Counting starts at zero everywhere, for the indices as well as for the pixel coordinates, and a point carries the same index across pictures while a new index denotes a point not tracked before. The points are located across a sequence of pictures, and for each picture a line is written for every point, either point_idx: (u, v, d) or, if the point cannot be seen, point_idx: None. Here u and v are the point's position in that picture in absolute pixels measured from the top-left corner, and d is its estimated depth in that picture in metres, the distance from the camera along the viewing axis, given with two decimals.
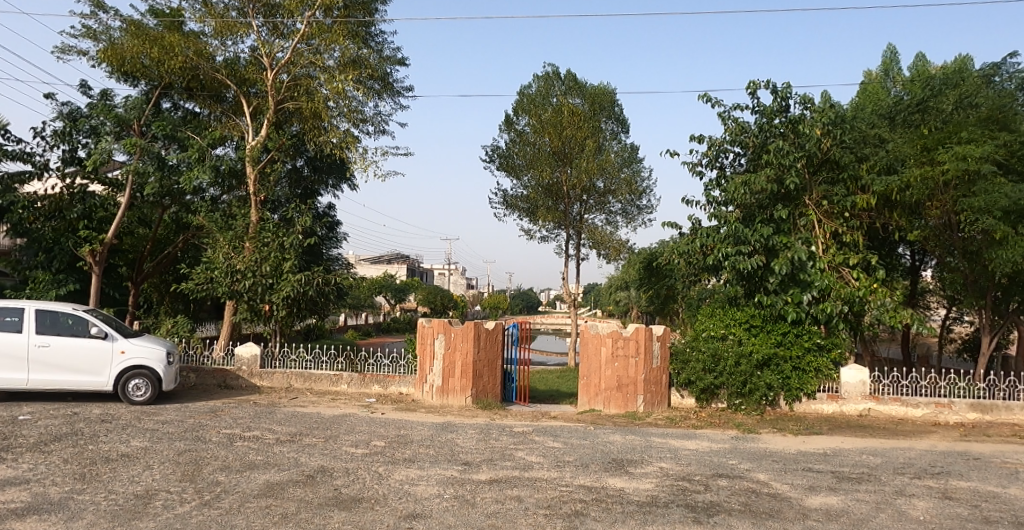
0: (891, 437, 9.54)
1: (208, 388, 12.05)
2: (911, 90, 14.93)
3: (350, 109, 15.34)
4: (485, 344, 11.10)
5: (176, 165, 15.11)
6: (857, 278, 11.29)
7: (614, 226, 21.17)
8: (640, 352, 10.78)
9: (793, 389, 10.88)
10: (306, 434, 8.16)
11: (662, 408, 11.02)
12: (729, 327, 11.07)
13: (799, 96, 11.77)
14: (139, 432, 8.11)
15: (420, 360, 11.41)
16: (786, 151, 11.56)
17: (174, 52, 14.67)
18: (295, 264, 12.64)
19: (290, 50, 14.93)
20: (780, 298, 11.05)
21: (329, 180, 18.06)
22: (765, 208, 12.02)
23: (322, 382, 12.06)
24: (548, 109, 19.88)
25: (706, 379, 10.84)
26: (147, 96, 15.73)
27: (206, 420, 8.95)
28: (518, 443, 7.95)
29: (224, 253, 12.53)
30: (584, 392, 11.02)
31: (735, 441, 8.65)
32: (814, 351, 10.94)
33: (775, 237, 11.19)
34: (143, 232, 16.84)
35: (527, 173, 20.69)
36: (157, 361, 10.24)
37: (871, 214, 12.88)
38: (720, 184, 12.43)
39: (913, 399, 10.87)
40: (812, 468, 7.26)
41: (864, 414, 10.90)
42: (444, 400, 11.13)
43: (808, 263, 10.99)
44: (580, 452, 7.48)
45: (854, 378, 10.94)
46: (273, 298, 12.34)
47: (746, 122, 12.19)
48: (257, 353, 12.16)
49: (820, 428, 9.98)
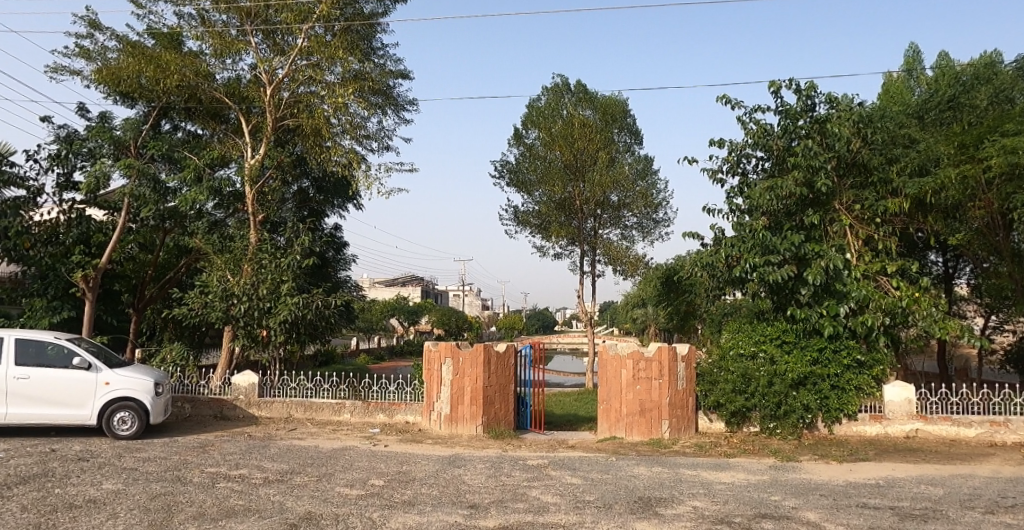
0: (947, 463, 8.58)
1: (203, 419, 11.36)
2: (940, 88, 14.15)
3: (353, 125, 14.77)
4: (495, 369, 10.34)
5: (173, 186, 14.62)
6: (897, 287, 10.42)
7: (630, 241, 20.38)
8: (664, 374, 9.95)
9: (833, 410, 9.96)
10: (297, 472, 7.41)
11: (689, 434, 10.15)
12: (760, 344, 10.22)
13: (824, 94, 11.01)
14: (115, 472, 7.40)
15: (426, 387, 10.62)
16: (815, 152, 10.75)
17: (170, 70, 14.20)
18: (294, 287, 11.99)
19: (289, 65, 14.39)
20: (815, 310, 10.18)
21: (335, 200, 17.52)
22: (793, 215, 11.19)
23: (323, 411, 11.33)
24: (558, 122, 19.20)
25: (737, 401, 9.98)
26: (146, 117, 15.35)
27: (192, 457, 8.23)
28: (532, 479, 7.13)
29: (219, 276, 11.88)
30: (604, 418, 10.18)
31: (775, 472, 7.75)
32: (854, 369, 10.04)
33: (806, 245, 10.37)
34: (144, 257, 16.33)
35: (538, 189, 19.98)
36: (145, 393, 9.56)
37: (904, 219, 12.42)
38: (743, 190, 11.62)
39: (965, 418, 9.93)
40: (868, 504, 6.38)
41: (912, 436, 9.97)
42: (453, 429, 10.33)
43: (844, 272, 10.17)
44: (602, 489, 6.66)
45: (899, 396, 10.02)
46: (270, 323, 11.63)
47: (769, 124, 11.39)
48: (255, 381, 11.48)
49: (866, 454, 9.03)
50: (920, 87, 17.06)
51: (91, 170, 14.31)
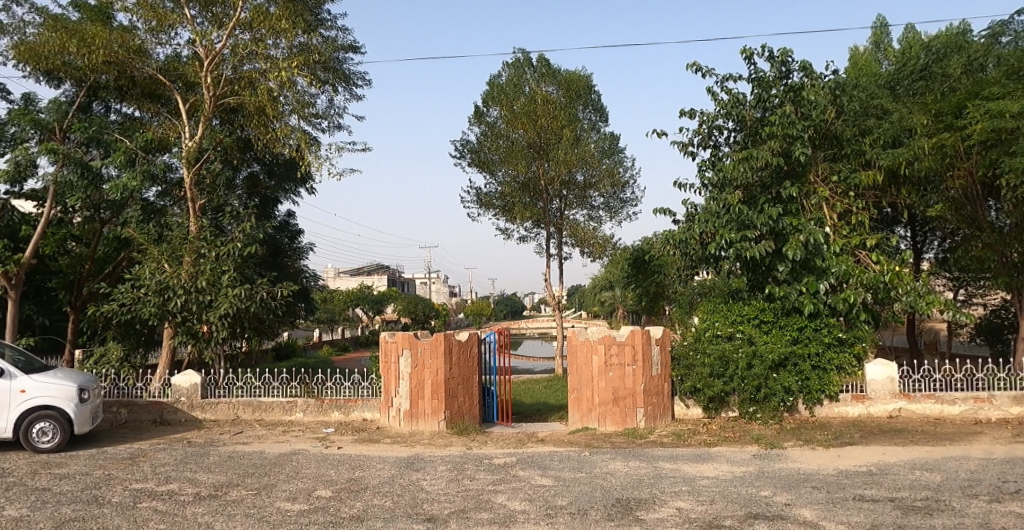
0: (937, 444, 8.15)
1: (141, 425, 10.41)
2: (911, 58, 13.73)
3: (301, 102, 13.76)
4: (457, 360, 9.64)
5: (104, 171, 13.46)
6: (877, 261, 9.90)
7: (597, 221, 19.77)
8: (638, 359, 9.31)
9: (814, 392, 9.47)
10: (234, 485, 6.60)
11: (665, 422, 9.57)
12: (737, 325, 9.72)
13: (799, 60, 10.44)
14: (23, 494, 6.49)
15: (384, 381, 9.86)
16: (792, 119, 10.12)
17: (96, 45, 12.87)
18: (236, 278, 11.03)
19: (228, 38, 13.25)
20: (794, 288, 9.65)
21: (287, 186, 16.51)
22: (769, 187, 10.51)
23: (273, 411, 10.50)
24: (521, 98, 18.40)
25: (715, 386, 9.40)
26: (74, 98, 14.14)
27: (118, 472, 7.35)
28: (498, 482, 6.43)
29: (153, 268, 10.89)
30: (575, 408, 9.52)
31: (760, 462, 7.17)
32: (835, 347, 9.55)
33: (784, 219, 9.81)
34: (79, 250, 15.15)
35: (501, 169, 19.17)
36: (67, 400, 8.57)
37: (877, 192, 12.07)
38: (714, 163, 11.03)
39: (948, 395, 9.59)
40: (866, 496, 5.83)
41: (895, 416, 9.58)
42: (413, 426, 9.57)
43: (823, 246, 9.64)
44: (576, 492, 5.99)
45: (881, 375, 9.63)
46: (211, 317, 10.71)
47: (742, 92, 10.77)
48: (197, 381, 10.56)
49: (852, 437, 8.54)
50: (887, 59, 16.71)
51: (13, 155, 13.17)
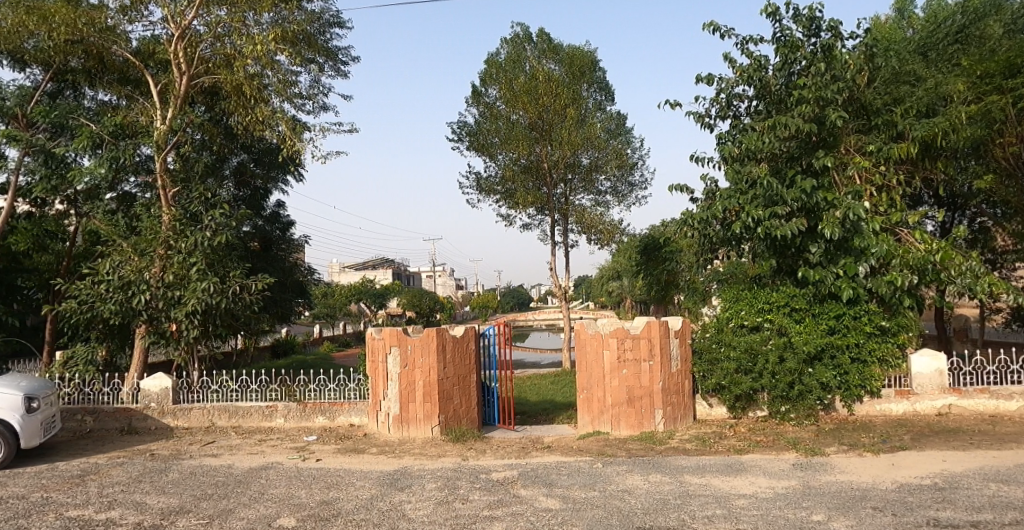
0: (1003, 447, 7.07)
1: (108, 434, 9.48)
2: (946, 20, 12.54)
3: (283, 81, 12.70)
4: (452, 357, 8.63)
5: (71, 159, 12.44)
6: (921, 240, 8.78)
7: (604, 206, 18.70)
8: (655, 355, 8.27)
9: (853, 388, 8.44)
10: (184, 512, 5.60)
11: (685, 424, 8.54)
12: (765, 314, 8.64)
13: (828, 18, 9.35)
14: None
15: (372, 383, 8.82)
16: (824, 80, 9.00)
17: (57, 23, 11.79)
18: (208, 270, 10.03)
19: (200, 12, 12.11)
20: (830, 271, 8.57)
21: (274, 173, 15.52)
22: (797, 159, 9.35)
23: (252, 417, 9.53)
24: (521, 76, 17.31)
25: (743, 383, 8.39)
26: (41, 82, 13.15)
27: (59, 494, 6.38)
28: (494, 505, 5.41)
29: (117, 261, 9.92)
30: (585, 409, 8.51)
31: (803, 475, 6.12)
32: (876, 337, 8.49)
33: (817, 192, 8.68)
34: (54, 246, 14.17)
35: (501, 152, 18.06)
36: (12, 412, 7.61)
37: (909, 166, 11.01)
38: (734, 135, 9.95)
39: (1004, 389, 8.53)
40: (942, 521, 4.78)
41: (945, 413, 8.53)
42: (403, 432, 8.58)
43: (862, 223, 8.57)
44: (587, 518, 4.98)
45: (928, 368, 8.58)
46: (179, 315, 9.78)
47: (765, 55, 9.66)
48: (167, 386, 9.59)
49: (902, 439, 7.47)
50: (912, 28, 15.59)
51: None
